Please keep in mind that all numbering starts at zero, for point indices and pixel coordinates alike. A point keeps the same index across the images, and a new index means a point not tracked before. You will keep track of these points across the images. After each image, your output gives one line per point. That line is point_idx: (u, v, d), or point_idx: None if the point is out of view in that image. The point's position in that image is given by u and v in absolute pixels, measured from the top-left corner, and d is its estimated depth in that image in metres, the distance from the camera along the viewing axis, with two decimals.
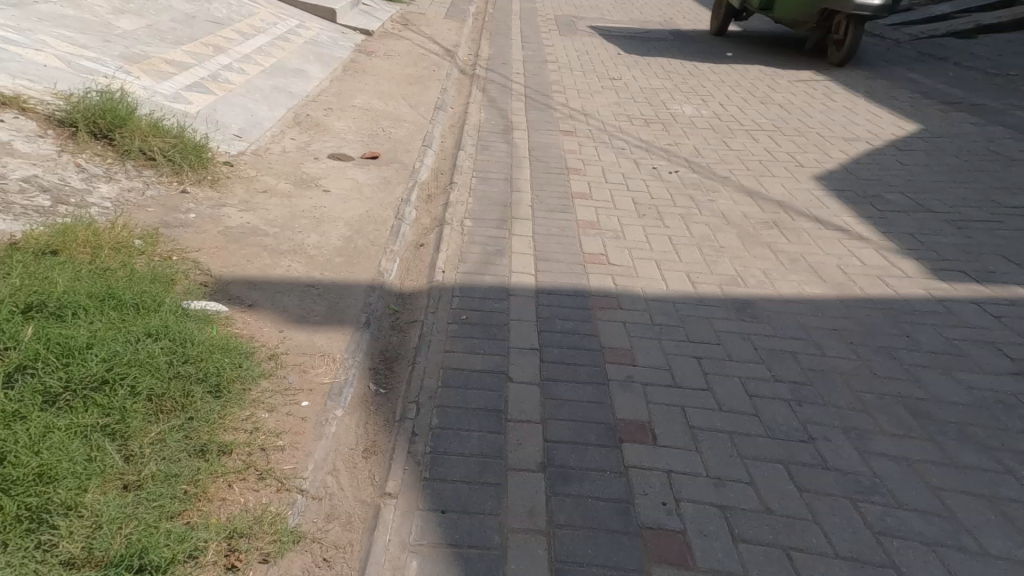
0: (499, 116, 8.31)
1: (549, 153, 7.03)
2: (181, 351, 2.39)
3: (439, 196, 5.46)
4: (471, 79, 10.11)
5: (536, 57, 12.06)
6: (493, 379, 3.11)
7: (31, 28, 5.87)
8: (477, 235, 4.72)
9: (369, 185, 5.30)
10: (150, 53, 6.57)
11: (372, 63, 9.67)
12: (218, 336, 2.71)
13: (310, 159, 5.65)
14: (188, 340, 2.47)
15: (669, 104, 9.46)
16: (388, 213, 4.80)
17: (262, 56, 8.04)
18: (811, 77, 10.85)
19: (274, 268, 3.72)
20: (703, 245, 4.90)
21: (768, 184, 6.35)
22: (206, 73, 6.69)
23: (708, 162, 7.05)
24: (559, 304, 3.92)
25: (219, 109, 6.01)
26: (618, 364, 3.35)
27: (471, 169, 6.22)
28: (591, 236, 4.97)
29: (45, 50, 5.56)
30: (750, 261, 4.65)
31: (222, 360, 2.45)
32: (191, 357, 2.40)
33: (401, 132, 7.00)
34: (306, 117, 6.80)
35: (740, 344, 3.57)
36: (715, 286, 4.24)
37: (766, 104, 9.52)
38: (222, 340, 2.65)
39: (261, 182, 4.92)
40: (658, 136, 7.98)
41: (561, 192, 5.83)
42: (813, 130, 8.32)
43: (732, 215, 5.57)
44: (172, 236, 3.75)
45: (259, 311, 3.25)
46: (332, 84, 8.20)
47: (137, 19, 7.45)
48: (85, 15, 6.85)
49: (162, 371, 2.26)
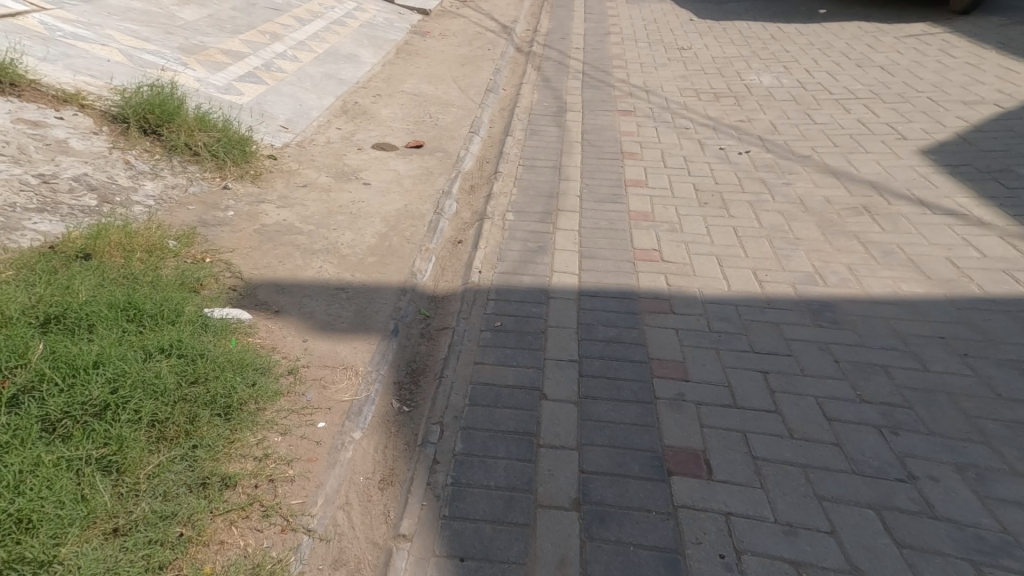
0: (553, 97, 7.90)
1: (603, 136, 6.58)
2: (191, 370, 2.30)
3: (482, 186, 5.25)
4: (526, 57, 9.69)
5: (597, 29, 11.42)
6: (524, 396, 2.84)
7: (99, 23, 5.97)
8: (518, 230, 4.48)
9: (410, 177, 5.16)
10: (208, 43, 6.60)
11: (426, 44, 9.44)
12: (234, 349, 2.60)
13: (354, 150, 5.52)
14: (201, 358, 2.38)
15: (742, 75, 8.65)
16: (426, 207, 4.70)
17: (316, 42, 7.97)
18: (907, 39, 9.64)
19: (304, 269, 3.64)
20: (774, 238, 4.36)
21: (858, 163, 5.63)
22: (259, 62, 6.67)
23: (784, 140, 6.36)
24: (602, 309, 3.57)
25: (269, 99, 5.96)
26: (666, 379, 2.93)
27: (519, 156, 5.92)
28: (643, 228, 4.58)
29: (109, 45, 5.61)
30: (832, 255, 4.08)
31: (234, 381, 2.35)
32: (201, 377, 2.30)
33: (449, 118, 6.76)
34: (354, 105, 6.67)
35: (815, 355, 3.02)
36: (786, 285, 3.74)
37: (854, 71, 8.51)
38: (238, 353, 2.54)
39: (302, 175, 4.83)
40: (728, 112, 7.30)
41: (613, 179, 5.44)
42: (914, 98, 7.34)
43: (811, 200, 4.96)
44: (208, 236, 3.69)
45: (285, 318, 3.15)
46: (384, 69, 8.04)
47: (197, 8, 7.51)
48: (150, 8, 6.97)
49: (167, 395, 2.17)
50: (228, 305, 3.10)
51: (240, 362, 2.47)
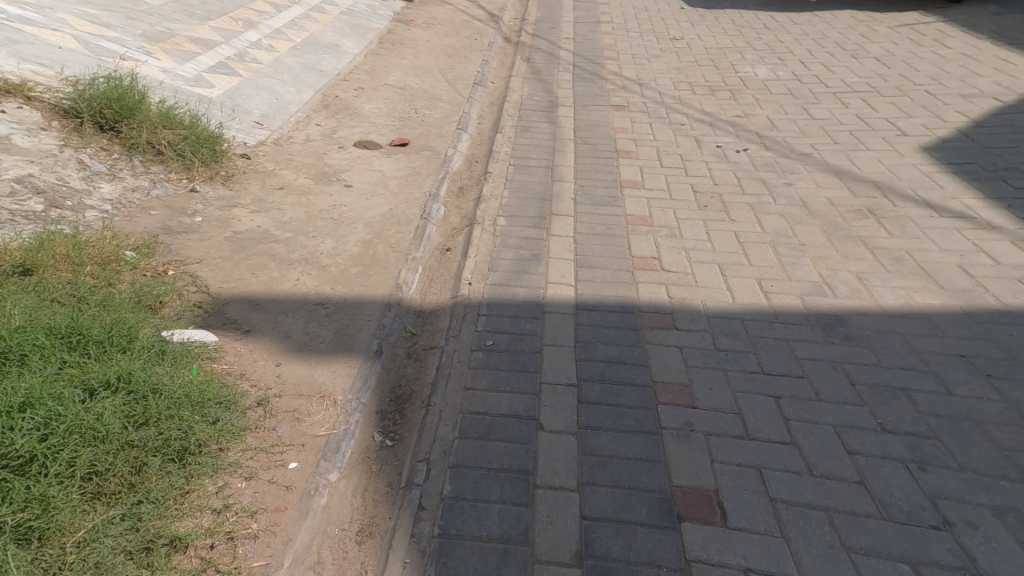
0: (543, 91, 7.62)
1: (598, 133, 6.33)
2: (139, 411, 2.08)
3: (471, 189, 5.06)
4: (515, 48, 9.38)
5: (587, 19, 11.11)
6: (519, 426, 2.62)
7: (51, 6, 5.55)
8: (510, 237, 4.29)
9: (395, 178, 4.93)
10: (175, 31, 6.22)
11: (411, 33, 9.09)
12: (194, 378, 2.36)
13: (334, 149, 5.23)
14: (153, 395, 2.15)
15: (737, 67, 8.41)
16: (413, 211, 4.49)
17: (293, 30, 7.59)
18: (900, 29, 9.45)
19: (279, 281, 3.35)
20: (778, 243, 4.16)
21: (860, 161, 5.44)
22: (232, 52, 6.30)
23: (783, 136, 6.14)
24: (601, 325, 3.39)
25: (243, 92, 5.62)
26: (672, 406, 2.72)
27: (509, 155, 5.69)
28: (640, 234, 4.38)
29: (61, 30, 5.21)
30: (840, 263, 3.88)
31: (189, 421, 2.13)
32: (151, 420, 2.08)
33: (435, 114, 6.47)
34: (335, 99, 6.35)
35: (830, 376, 2.82)
36: (794, 296, 3.53)
37: (848, 63, 8.31)
38: (198, 385, 2.30)
39: (279, 176, 4.53)
40: (724, 107, 7.07)
41: (608, 180, 5.20)
42: (912, 91, 7.16)
43: (813, 202, 4.75)
44: (172, 245, 3.38)
45: (258, 339, 2.86)
46: (366, 60, 7.69)
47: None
48: None
49: (108, 443, 1.96)
50: (191, 326, 2.79)
51: (199, 397, 2.23)
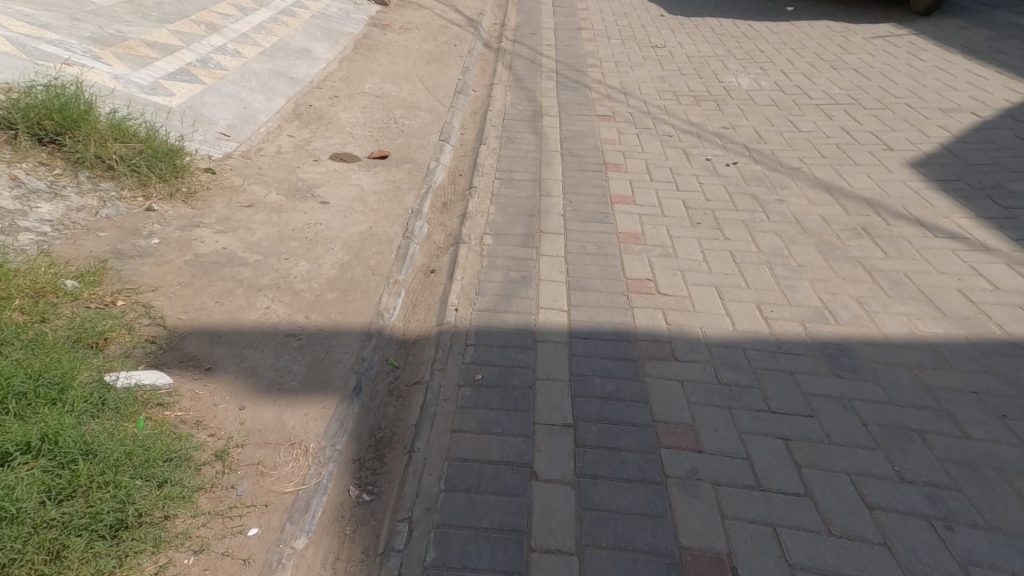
0: (526, 100, 7.43)
1: (585, 144, 6.16)
2: (63, 482, 1.80)
3: (455, 205, 4.88)
4: (496, 54, 9.19)
5: (569, 24, 10.97)
6: (512, 476, 2.38)
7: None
8: (497, 257, 4.11)
9: (374, 194, 4.73)
10: (129, 34, 5.87)
11: (387, 38, 8.82)
12: (138, 432, 2.07)
13: (308, 162, 5.02)
14: (83, 460, 1.87)
15: (720, 77, 8.33)
16: (394, 229, 4.28)
17: (261, 34, 7.28)
18: (874, 40, 9.49)
19: (247, 310, 3.06)
20: (773, 264, 4.01)
21: (849, 176, 5.35)
22: (194, 57, 5.99)
23: (771, 149, 6.02)
24: (597, 355, 3.22)
25: (206, 101, 5.32)
26: (675, 449, 2.57)
27: (494, 168, 5.50)
28: (633, 253, 4.20)
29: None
30: (838, 285, 3.73)
31: (125, 490, 1.85)
32: (78, 490, 1.81)
33: (416, 123, 6.24)
34: (308, 107, 6.08)
35: (839, 415, 2.69)
36: (796, 323, 3.39)
37: (828, 74, 8.28)
38: (141, 442, 2.02)
39: (247, 193, 4.27)
40: (710, 117, 6.95)
41: (598, 195, 5.03)
42: (895, 103, 7.15)
43: (806, 220, 4.62)
44: (123, 272, 3.09)
45: (219, 378, 2.56)
46: (341, 66, 7.42)
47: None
48: None
49: (19, 525, 1.67)
50: (140, 366, 2.47)
51: (142, 458, 1.96)
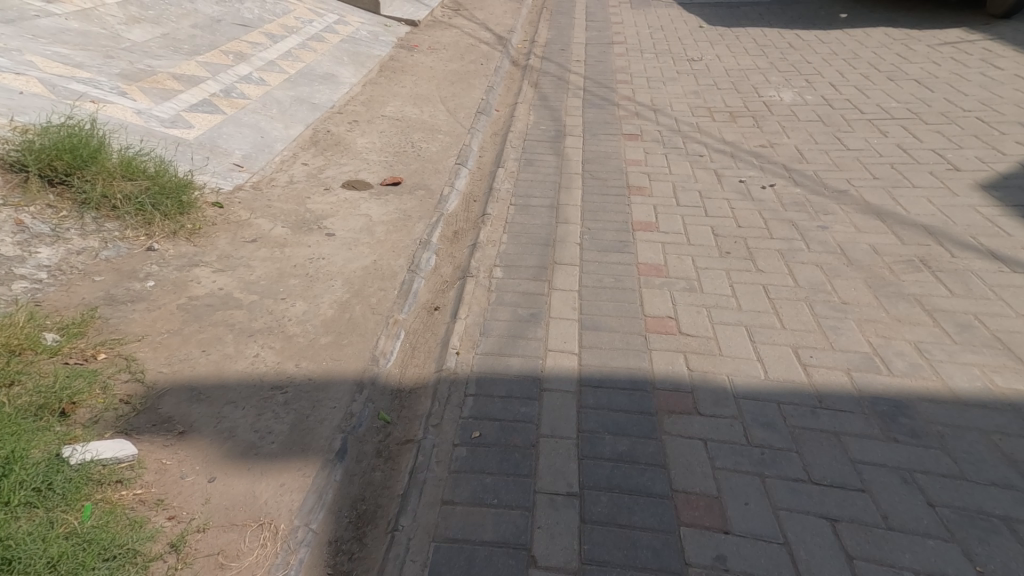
0: (551, 119, 7.19)
1: (607, 167, 5.90)
2: None
3: (466, 233, 4.72)
4: (523, 72, 9.00)
5: (600, 38, 10.72)
6: (506, 562, 2.15)
7: (16, 47, 5.15)
8: (506, 292, 3.94)
9: (383, 224, 4.59)
10: (157, 68, 5.92)
11: (413, 60, 8.76)
12: (79, 528, 1.94)
13: (319, 191, 4.89)
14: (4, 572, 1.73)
15: (760, 90, 7.91)
16: (400, 262, 4.14)
17: (288, 61, 7.28)
18: (940, 47, 8.93)
19: (233, 360, 2.93)
20: (813, 301, 3.70)
21: (905, 201, 4.99)
22: (218, 87, 5.98)
23: (813, 169, 5.67)
24: (609, 408, 2.90)
25: (224, 131, 5.27)
26: (698, 529, 2.24)
27: (510, 193, 5.33)
28: (654, 286, 3.98)
29: (28, 74, 4.84)
30: (892, 328, 3.36)
31: None
32: None
33: (433, 147, 6.07)
34: (327, 134, 5.99)
35: (899, 491, 2.33)
36: (840, 372, 3.02)
37: (885, 85, 7.76)
38: (77, 543, 1.88)
39: (253, 227, 4.15)
40: (747, 135, 6.56)
41: (618, 223, 4.83)
42: (962, 117, 6.66)
43: (852, 249, 4.31)
44: (111, 320, 2.99)
45: (192, 444, 2.45)
46: (364, 90, 7.35)
47: (151, 25, 6.78)
48: (91, 28, 6.15)
49: None
50: (105, 435, 2.37)
51: (73, 564, 1.82)
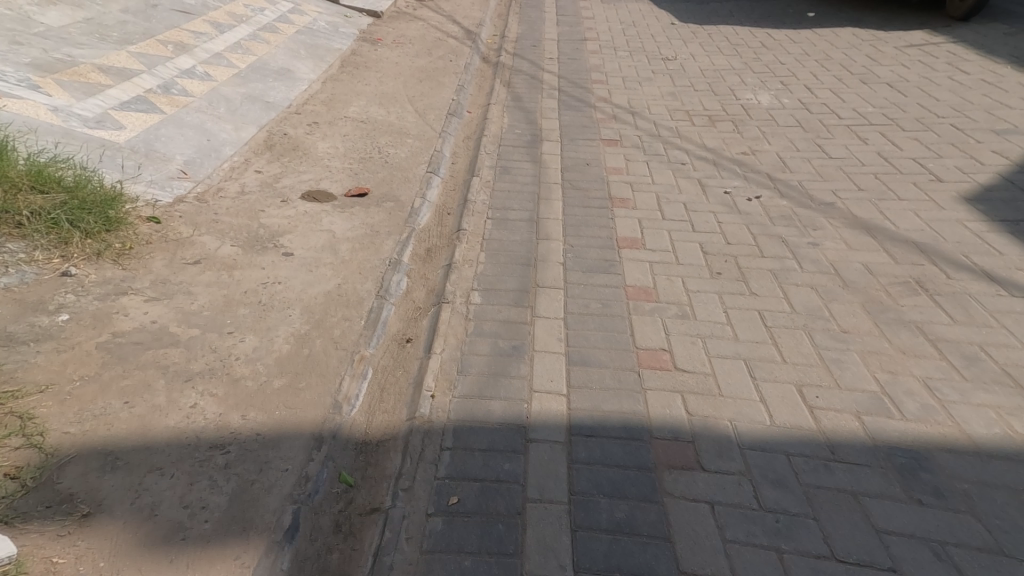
0: (525, 121, 6.83)
1: (588, 175, 5.59)
2: None
3: (440, 251, 4.37)
4: (494, 69, 8.62)
5: (573, 34, 10.40)
6: None
7: None
8: (485, 321, 3.63)
9: (347, 242, 4.19)
10: (79, 58, 5.30)
11: (377, 54, 8.28)
12: None
13: (274, 203, 4.45)
14: None
15: (737, 93, 7.71)
16: (367, 286, 3.75)
17: (237, 54, 6.72)
18: (908, 50, 8.90)
19: (163, 413, 2.51)
20: (812, 330, 3.50)
21: (892, 214, 4.82)
22: (155, 83, 5.42)
23: (797, 179, 5.47)
24: (603, 463, 2.62)
25: (163, 134, 4.76)
26: None
27: (487, 205, 4.98)
28: (645, 313, 3.77)
29: None
30: (897, 362, 3.16)
31: None
32: None
33: (402, 153, 5.65)
34: (282, 136, 5.50)
35: (931, 570, 2.16)
36: (848, 417, 2.81)
37: (858, 88, 7.66)
38: None
39: (196, 246, 3.68)
40: (728, 141, 6.33)
41: (602, 239, 4.58)
42: (937, 123, 6.58)
43: (845, 269, 4.10)
44: (4, 365, 2.55)
45: (99, 530, 2.08)
46: (323, 87, 6.85)
47: (73, 9, 6.12)
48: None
49: None
50: None
51: None
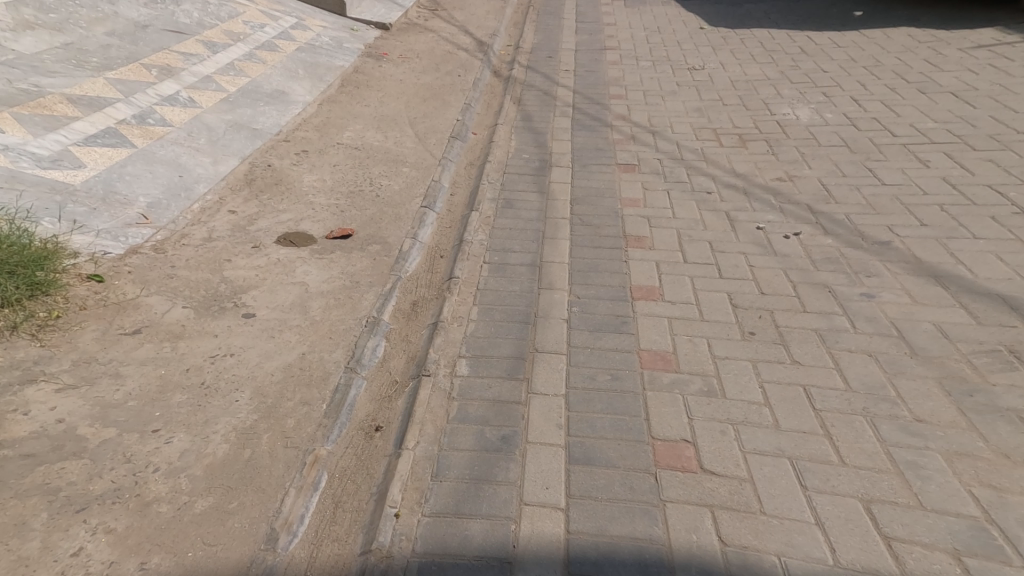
0: (535, 144, 6.25)
1: (600, 208, 4.97)
2: None
3: (428, 305, 3.80)
4: (505, 84, 8.07)
5: (592, 43, 9.79)
6: None
7: None
8: (471, 401, 3.05)
9: (321, 297, 3.65)
10: (47, 88, 4.91)
11: (381, 71, 7.82)
12: None
13: (245, 251, 3.94)
14: None
15: (772, 107, 7.00)
16: (336, 357, 3.22)
17: (228, 76, 6.29)
18: (973, 51, 8.08)
19: (34, 566, 2.13)
20: (875, 418, 2.89)
21: (966, 258, 4.11)
22: (130, 112, 5.00)
23: (845, 212, 4.76)
24: None
25: (128, 172, 4.32)
26: None
27: (485, 246, 4.40)
28: (664, 388, 3.13)
29: None
30: (1002, 473, 2.59)
31: None
32: None
33: (396, 185, 5.10)
34: (266, 169, 5.02)
35: None
36: (942, 557, 2.28)
37: (914, 99, 6.87)
38: None
39: (137, 311, 3.27)
40: (760, 164, 5.65)
41: (614, 287, 3.95)
42: (1013, 141, 5.77)
43: (911, 331, 3.47)
44: None
45: None
46: (319, 110, 6.39)
47: (52, 34, 5.76)
48: None
49: None
50: None
51: None
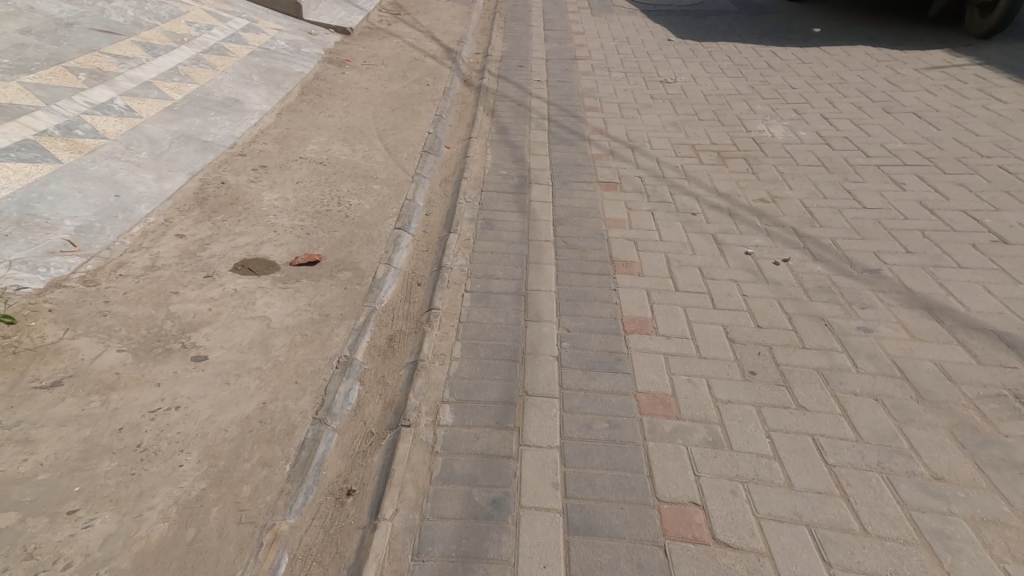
0: (511, 159, 5.95)
1: (584, 229, 4.70)
2: None
3: (405, 340, 3.43)
4: (476, 94, 7.75)
5: (564, 52, 9.57)
6: None
7: None
8: (456, 458, 2.70)
9: (283, 333, 3.24)
10: None
11: (343, 77, 7.40)
12: None
13: (195, 280, 3.51)
14: None
15: (747, 123, 6.89)
16: (302, 406, 2.82)
17: (171, 82, 5.78)
18: (931, 72, 8.20)
19: None
20: (892, 476, 2.69)
21: (957, 289, 4.00)
22: (54, 122, 4.46)
23: (831, 236, 4.62)
24: None
25: (52, 190, 3.82)
26: None
27: (465, 272, 4.06)
28: (666, 439, 2.85)
29: None
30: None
31: None
32: None
33: (366, 204, 4.72)
34: (219, 186, 4.56)
35: None
36: None
37: (881, 118, 6.88)
38: None
39: (57, 361, 2.82)
40: (742, 184, 5.49)
41: (605, 320, 3.67)
42: (981, 164, 5.79)
43: (914, 371, 3.30)
44: None
45: None
46: (277, 120, 5.93)
47: None
48: None
49: None
50: None
51: None
